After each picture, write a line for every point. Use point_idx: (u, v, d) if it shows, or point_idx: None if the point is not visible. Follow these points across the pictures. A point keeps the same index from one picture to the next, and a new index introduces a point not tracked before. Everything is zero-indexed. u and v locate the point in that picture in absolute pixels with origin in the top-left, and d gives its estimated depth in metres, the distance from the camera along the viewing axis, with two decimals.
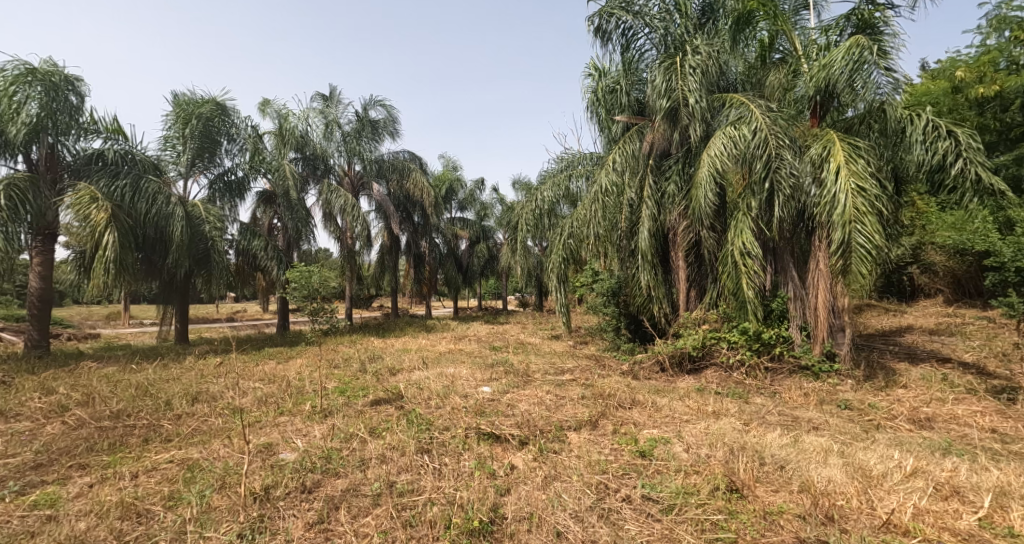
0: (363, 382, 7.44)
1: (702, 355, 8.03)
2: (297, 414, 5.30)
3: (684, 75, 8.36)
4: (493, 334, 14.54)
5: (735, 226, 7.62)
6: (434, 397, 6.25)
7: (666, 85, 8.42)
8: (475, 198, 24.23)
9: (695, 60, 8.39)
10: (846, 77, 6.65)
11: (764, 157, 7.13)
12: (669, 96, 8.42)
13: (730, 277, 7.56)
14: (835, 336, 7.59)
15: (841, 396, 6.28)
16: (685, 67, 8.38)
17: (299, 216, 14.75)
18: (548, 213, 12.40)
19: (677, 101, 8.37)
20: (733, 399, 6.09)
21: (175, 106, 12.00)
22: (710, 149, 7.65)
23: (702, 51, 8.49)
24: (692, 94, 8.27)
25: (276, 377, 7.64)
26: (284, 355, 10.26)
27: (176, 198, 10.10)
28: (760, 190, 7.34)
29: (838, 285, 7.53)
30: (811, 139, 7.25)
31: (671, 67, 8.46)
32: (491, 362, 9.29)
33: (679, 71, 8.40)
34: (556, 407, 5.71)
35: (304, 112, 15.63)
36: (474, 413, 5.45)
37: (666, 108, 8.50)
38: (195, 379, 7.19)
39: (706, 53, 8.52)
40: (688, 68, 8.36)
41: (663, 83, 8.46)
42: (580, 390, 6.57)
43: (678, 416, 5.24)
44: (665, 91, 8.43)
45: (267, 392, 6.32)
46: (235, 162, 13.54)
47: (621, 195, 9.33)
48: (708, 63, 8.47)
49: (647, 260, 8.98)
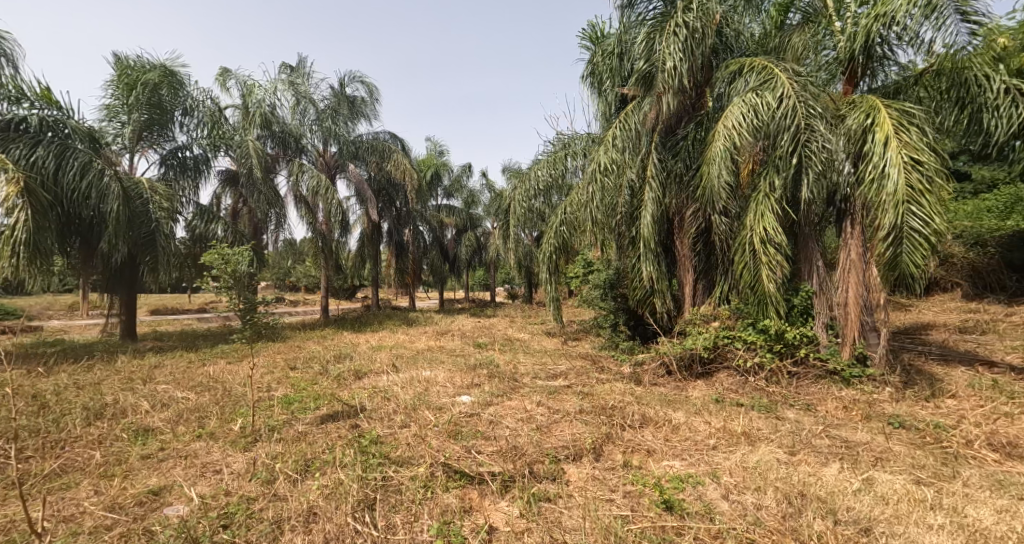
0: (320, 389, 6.31)
1: (713, 357, 7.01)
2: (219, 437, 4.16)
3: (669, 36, 7.40)
4: (478, 329, 13.44)
5: (754, 208, 6.49)
6: (401, 412, 5.16)
7: (647, 45, 7.77)
8: (462, 184, 23.09)
9: (686, 19, 7.35)
10: (914, 20, 5.75)
11: (792, 129, 6.05)
12: (646, 58, 7.79)
13: (748, 269, 6.52)
14: (867, 336, 6.56)
15: (886, 409, 5.27)
16: (672, 27, 7.39)
17: (264, 198, 13.46)
18: (542, 196, 11.33)
19: (653, 63, 7.72)
20: (761, 414, 5.06)
21: (118, 71, 10.71)
22: (726, 119, 6.50)
23: (696, 7, 7.35)
24: (673, 57, 7.33)
25: (217, 383, 6.50)
26: (239, 354, 9.07)
27: (110, 173, 8.81)
28: (785, 167, 6.23)
29: (874, 277, 6.49)
30: (849, 107, 6.17)
31: (657, 27, 7.68)
32: (474, 362, 8.22)
33: (667, 31, 7.43)
34: (548, 425, 4.67)
35: (271, 84, 14.29)
36: (446, 436, 4.38)
37: (643, 71, 7.89)
38: (114, 387, 5.99)
39: (703, 11, 7.41)
40: (677, 28, 7.37)
41: (646, 44, 7.80)
42: (576, 401, 5.51)
43: (700, 439, 4.21)
44: (643, 53, 7.80)
45: (194, 405, 5.17)
46: (191, 138, 12.25)
47: (620, 175, 8.22)
48: (705, 23, 7.39)
49: (649, 248, 7.88)
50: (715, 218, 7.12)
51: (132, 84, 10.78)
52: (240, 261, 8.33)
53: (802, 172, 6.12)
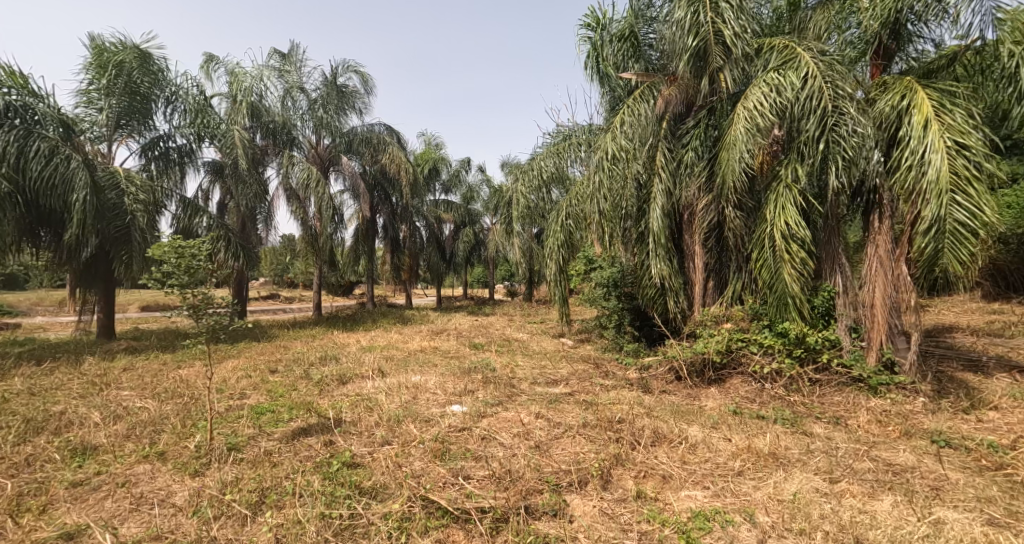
0: (299, 396, 5.79)
1: (727, 362, 6.50)
2: (168, 458, 3.62)
3: (714, 5, 6.70)
4: (475, 328, 12.91)
5: (773, 200, 5.93)
6: (383, 426, 4.63)
7: (691, 18, 6.74)
8: (461, 179, 22.52)
9: None
10: None
11: (819, 111, 5.52)
12: (695, 33, 6.75)
13: (768, 267, 5.95)
14: (895, 341, 6.01)
15: (923, 423, 4.75)
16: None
17: (250, 192, 12.90)
18: (543, 189, 10.91)
19: (706, 38, 6.71)
20: (786, 428, 4.54)
21: (93, 54, 10.17)
22: (745, 101, 5.98)
23: None
24: (727, 28, 6.63)
25: (186, 389, 5.96)
26: (218, 356, 8.53)
27: (78, 161, 8.27)
28: (810, 154, 5.69)
29: (904, 276, 5.94)
30: (879, 89, 5.63)
31: None
32: (469, 366, 7.68)
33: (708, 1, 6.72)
34: (548, 444, 4.14)
35: (259, 71, 13.70)
36: (430, 457, 3.84)
37: (691, 49, 6.83)
38: (69, 394, 5.44)
39: None
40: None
41: (687, 17, 6.80)
42: (579, 413, 5.00)
43: (721, 461, 3.68)
44: (690, 27, 6.75)
45: (152, 416, 4.62)
46: (173, 126, 11.66)
47: (629, 164, 7.68)
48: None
49: (660, 244, 7.37)
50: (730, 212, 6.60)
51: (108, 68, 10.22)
52: (198, 255, 5.50)
53: (829, 159, 5.57)
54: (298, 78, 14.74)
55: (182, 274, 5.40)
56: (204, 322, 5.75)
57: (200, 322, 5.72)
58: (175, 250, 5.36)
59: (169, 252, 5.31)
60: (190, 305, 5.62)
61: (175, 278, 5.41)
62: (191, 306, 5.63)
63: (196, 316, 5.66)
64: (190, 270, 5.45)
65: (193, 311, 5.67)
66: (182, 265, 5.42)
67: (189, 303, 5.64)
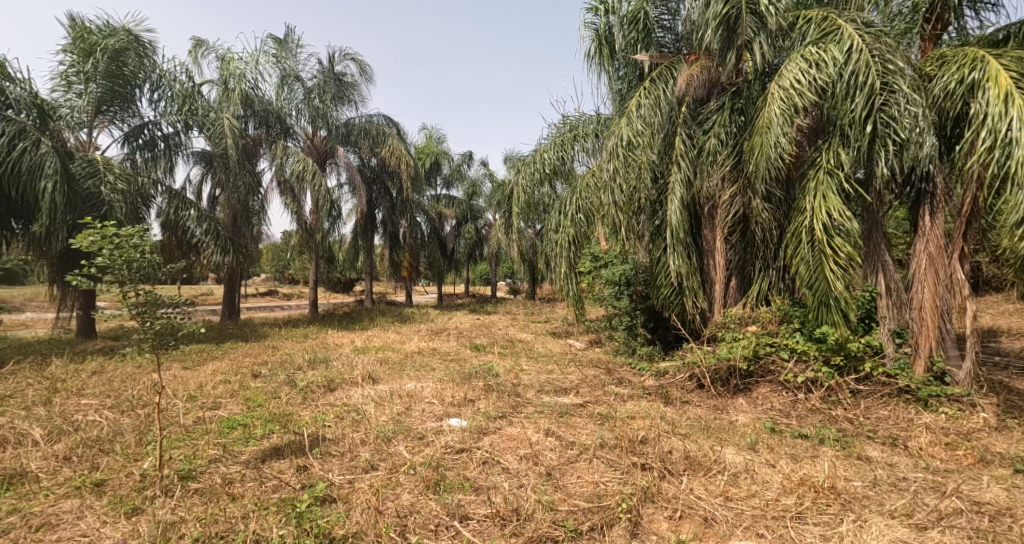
0: (280, 407, 5.18)
1: (755, 369, 5.86)
2: (105, 490, 3.03)
3: None
4: (476, 327, 12.30)
5: (812, 188, 5.29)
6: (369, 445, 4.01)
7: None
8: (463, 173, 21.88)
9: None
10: None
11: (867, 87, 4.85)
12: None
13: (806, 264, 5.32)
14: (947, 347, 5.37)
15: (995, 444, 4.12)
16: None
17: (240, 184, 12.25)
18: (548, 183, 10.32)
19: (738, 4, 6.26)
20: (838, 451, 3.92)
21: (73, 35, 9.56)
22: (781, 77, 5.33)
23: None
24: None
25: (155, 398, 5.36)
26: (199, 358, 7.93)
27: (47, 146, 7.78)
28: (857, 136, 5.05)
29: (958, 274, 5.29)
30: (936, 64, 5.00)
31: None
32: (469, 370, 7.07)
33: None
34: (561, 472, 3.54)
35: (253, 56, 13.02)
36: (421, 488, 3.23)
37: (722, 17, 6.36)
38: (20, 403, 4.84)
39: None
40: None
41: None
42: (595, 430, 4.39)
43: (771, 498, 3.07)
44: None
45: (105, 431, 4.01)
46: (158, 113, 11.06)
47: (644, 152, 7.06)
48: None
49: (678, 239, 6.77)
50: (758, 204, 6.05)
51: (88, 49, 9.61)
52: (141, 244, 4.34)
53: (879, 142, 4.94)
54: (293, 64, 14.08)
55: (123, 272, 4.22)
56: (153, 326, 4.52)
57: (148, 327, 4.49)
58: (110, 240, 4.15)
59: (100, 243, 4.10)
60: (133, 304, 4.39)
61: (113, 275, 4.23)
62: (135, 308, 4.40)
63: (142, 322, 4.42)
64: (133, 266, 4.27)
65: (138, 314, 4.43)
66: (121, 258, 4.22)
67: (132, 302, 4.41)
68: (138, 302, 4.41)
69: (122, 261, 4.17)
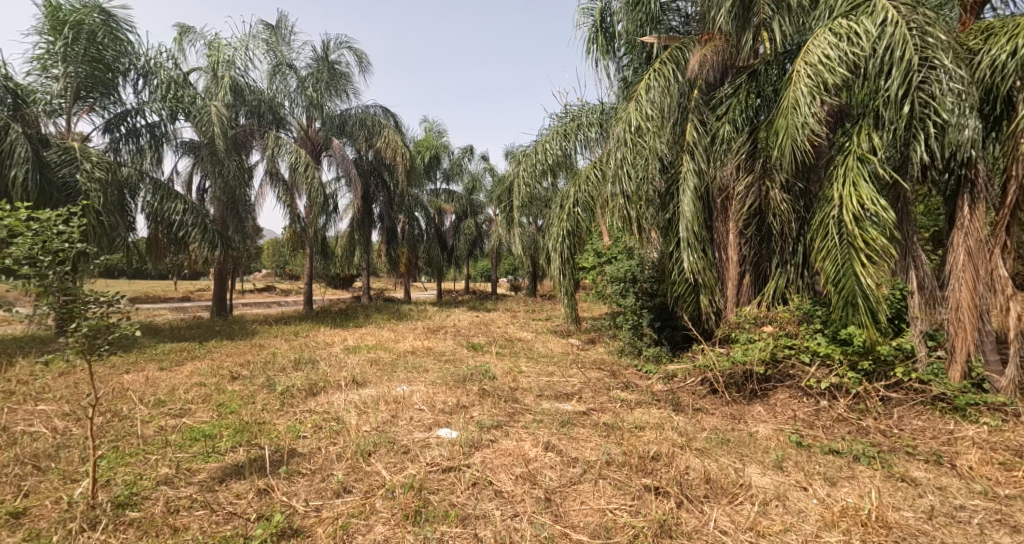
0: (252, 415, 4.72)
1: (774, 373, 5.39)
2: (22, 523, 2.66)
3: None
4: (474, 325, 11.84)
5: (840, 174, 4.83)
6: (345, 462, 3.56)
7: None
8: (462, 167, 21.35)
9: None
10: None
11: (904, 62, 4.36)
12: None
13: (834, 259, 4.82)
14: (986, 351, 4.89)
15: None
16: None
17: (229, 175, 11.74)
18: (550, 175, 9.83)
19: None
20: (876, 471, 3.44)
21: (49, 16, 9.06)
22: (807, 54, 4.87)
23: None
24: None
25: (117, 404, 4.90)
26: (179, 358, 7.49)
27: (17, 131, 7.32)
28: (893, 118, 4.57)
29: (1000, 271, 4.80)
30: (980, 38, 4.58)
31: None
32: (464, 372, 6.61)
33: None
34: (562, 497, 3.11)
35: (243, 42, 12.52)
36: (398, 519, 2.82)
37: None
38: None
39: None
40: None
41: None
42: (600, 444, 3.93)
43: (810, 534, 2.69)
44: None
45: (47, 445, 3.58)
46: (141, 100, 10.60)
47: (653, 139, 6.59)
48: None
49: (690, 231, 6.34)
50: (774, 195, 5.94)
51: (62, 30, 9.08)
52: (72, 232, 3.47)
53: (917, 124, 4.44)
54: (285, 51, 13.56)
55: (44, 262, 3.32)
56: (80, 330, 3.54)
57: (76, 332, 3.51)
58: (28, 225, 3.27)
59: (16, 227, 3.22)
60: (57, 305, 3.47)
61: (32, 268, 3.33)
62: (58, 308, 3.46)
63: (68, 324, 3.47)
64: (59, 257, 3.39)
65: (64, 316, 3.49)
66: (43, 247, 3.33)
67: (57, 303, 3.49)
68: (64, 302, 3.49)
69: (43, 250, 3.31)
